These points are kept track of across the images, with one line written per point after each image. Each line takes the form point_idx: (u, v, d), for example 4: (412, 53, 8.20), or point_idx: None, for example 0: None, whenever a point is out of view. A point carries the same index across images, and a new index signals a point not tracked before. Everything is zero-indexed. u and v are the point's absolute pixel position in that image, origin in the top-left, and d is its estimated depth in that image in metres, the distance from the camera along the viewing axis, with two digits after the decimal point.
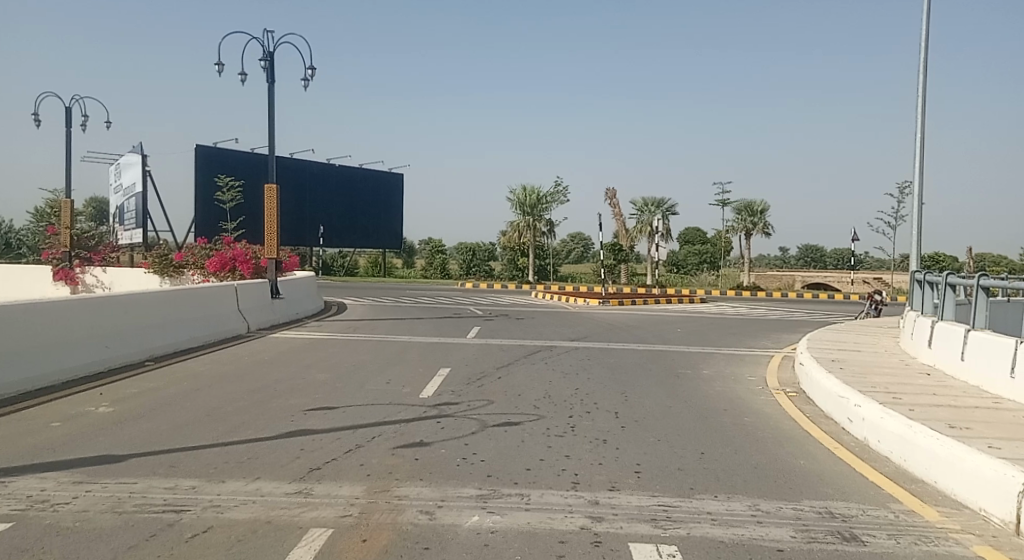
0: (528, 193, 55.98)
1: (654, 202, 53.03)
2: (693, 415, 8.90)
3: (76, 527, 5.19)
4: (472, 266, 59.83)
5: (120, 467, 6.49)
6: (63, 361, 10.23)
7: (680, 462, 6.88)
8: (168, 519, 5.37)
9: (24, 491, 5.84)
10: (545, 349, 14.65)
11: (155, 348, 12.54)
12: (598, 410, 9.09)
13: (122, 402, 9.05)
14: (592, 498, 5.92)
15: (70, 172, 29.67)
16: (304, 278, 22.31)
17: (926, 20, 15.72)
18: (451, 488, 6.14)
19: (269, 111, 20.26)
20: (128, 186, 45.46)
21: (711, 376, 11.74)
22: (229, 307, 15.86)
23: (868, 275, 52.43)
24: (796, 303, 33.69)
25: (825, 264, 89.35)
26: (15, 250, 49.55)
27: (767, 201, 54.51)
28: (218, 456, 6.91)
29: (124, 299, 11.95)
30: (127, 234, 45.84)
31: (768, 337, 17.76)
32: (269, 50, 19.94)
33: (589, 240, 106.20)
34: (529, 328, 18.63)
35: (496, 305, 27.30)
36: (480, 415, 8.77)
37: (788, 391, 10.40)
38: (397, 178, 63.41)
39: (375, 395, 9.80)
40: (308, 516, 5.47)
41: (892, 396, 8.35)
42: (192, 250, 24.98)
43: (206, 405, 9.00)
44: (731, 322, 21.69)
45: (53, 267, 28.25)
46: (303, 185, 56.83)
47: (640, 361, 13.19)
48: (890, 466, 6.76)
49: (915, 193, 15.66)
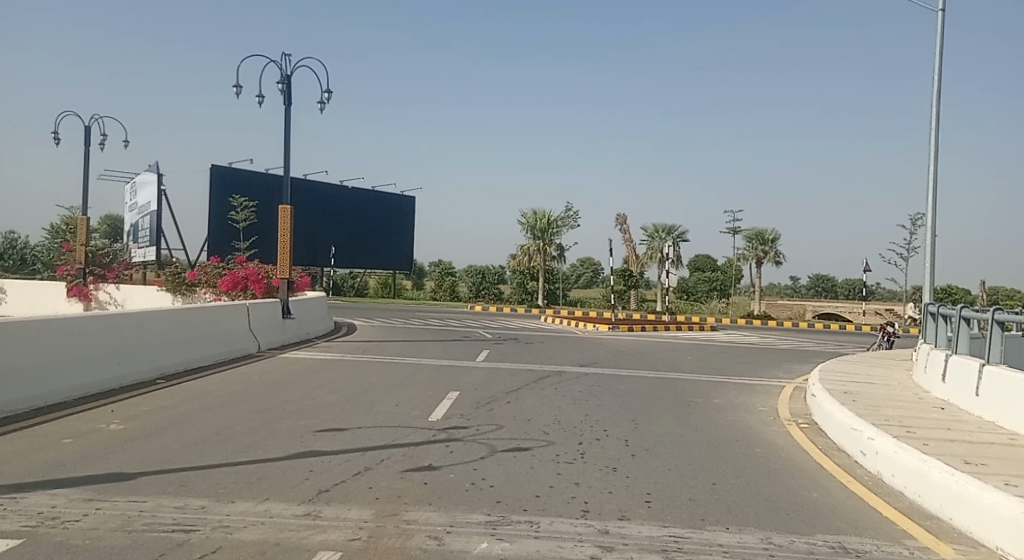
0: (539, 217, 56.43)
1: (665, 229, 53.34)
2: (704, 444, 8.84)
3: (87, 545, 5.19)
4: (482, 288, 60.27)
5: (129, 485, 6.48)
6: (78, 378, 10.34)
7: (691, 492, 6.83)
8: (177, 539, 5.36)
9: (35, 508, 5.85)
10: (554, 374, 14.64)
11: (167, 366, 12.60)
12: (608, 437, 9.07)
13: (132, 420, 9.05)
14: (602, 526, 5.89)
15: (86, 190, 29.92)
16: (316, 298, 22.41)
17: (941, 55, 15.78)
18: (460, 513, 6.12)
19: (285, 134, 20.44)
20: (143, 205, 45.84)
21: (722, 405, 11.65)
22: (240, 325, 15.93)
23: (881, 306, 52.13)
24: (809, 333, 33.63)
25: (836, 294, 89.05)
26: (30, 267, 49.98)
27: (779, 230, 54.44)
28: (229, 476, 6.91)
29: (139, 316, 12.07)
30: (140, 251, 46.12)
31: (779, 366, 17.66)
32: (286, 72, 20.30)
33: (598, 265, 106.15)
34: (539, 353, 18.64)
35: (504, 329, 27.32)
36: (489, 439, 8.76)
37: (800, 422, 10.33)
38: (409, 201, 64.12)
39: (384, 417, 9.80)
40: (317, 538, 5.45)
41: (906, 430, 8.29)
42: (205, 269, 25.15)
43: (217, 424, 9.01)
44: (742, 351, 21.60)
45: (66, 284, 28.38)
46: (317, 207, 57.23)
47: (650, 389, 13.14)
48: (904, 501, 6.67)
49: (928, 226, 15.60)
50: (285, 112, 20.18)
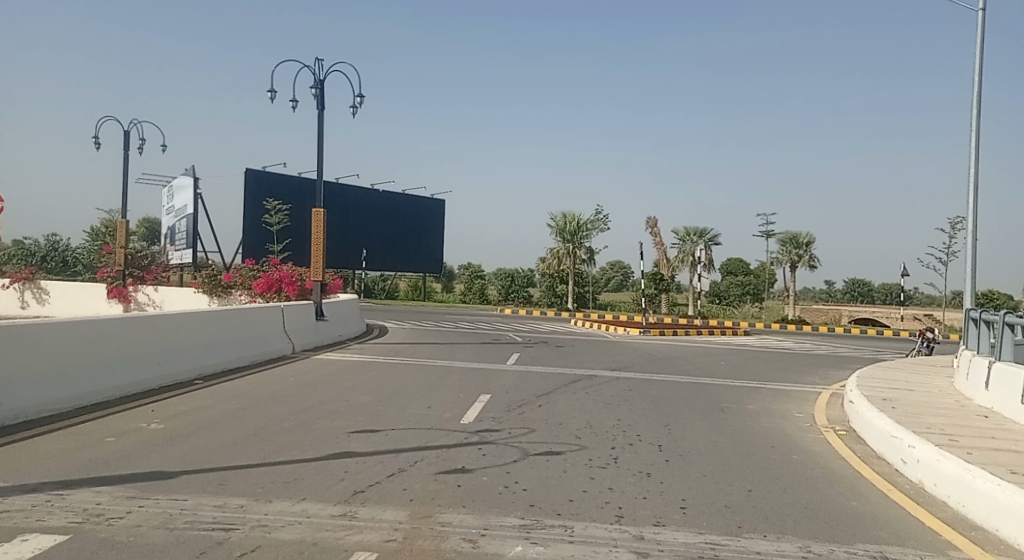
0: (568, 220, 56.31)
1: (697, 232, 52.97)
2: (740, 451, 8.76)
3: (130, 542, 5.28)
4: (511, 291, 60.30)
5: (170, 484, 6.59)
6: (120, 378, 10.56)
7: (726, 499, 6.77)
8: (217, 537, 5.44)
9: (81, 504, 5.97)
10: (586, 378, 14.60)
11: (205, 366, 12.80)
12: (641, 442, 9.03)
13: (172, 419, 9.21)
14: (637, 532, 5.86)
15: (126, 194, 30.45)
16: (348, 300, 22.61)
17: (981, 57, 15.52)
18: (494, 516, 6.13)
19: (319, 139, 20.67)
20: (179, 208, 46.53)
21: (756, 411, 11.55)
22: (275, 326, 16.12)
23: (919, 312, 51.24)
24: (844, 339, 33.16)
25: (873, 299, 87.76)
26: (71, 269, 50.89)
27: (814, 234, 53.78)
28: (266, 476, 6.99)
29: (178, 317, 12.28)
30: (178, 254, 46.82)
31: (813, 372, 17.45)
32: (320, 77, 20.53)
33: (628, 269, 105.82)
34: (571, 356, 18.63)
35: (535, 332, 27.32)
36: (522, 443, 8.78)
37: (838, 430, 10.19)
38: (440, 205, 64.49)
39: (417, 419, 9.86)
40: (353, 539, 5.50)
41: (949, 439, 8.15)
42: (240, 271, 25.51)
43: (254, 425, 9.13)
44: (775, 356, 21.37)
45: (106, 285, 28.90)
46: (350, 210, 57.73)
47: (683, 394, 13.05)
48: (947, 511, 6.56)
49: (969, 230, 15.33)
50: (319, 116, 20.40)
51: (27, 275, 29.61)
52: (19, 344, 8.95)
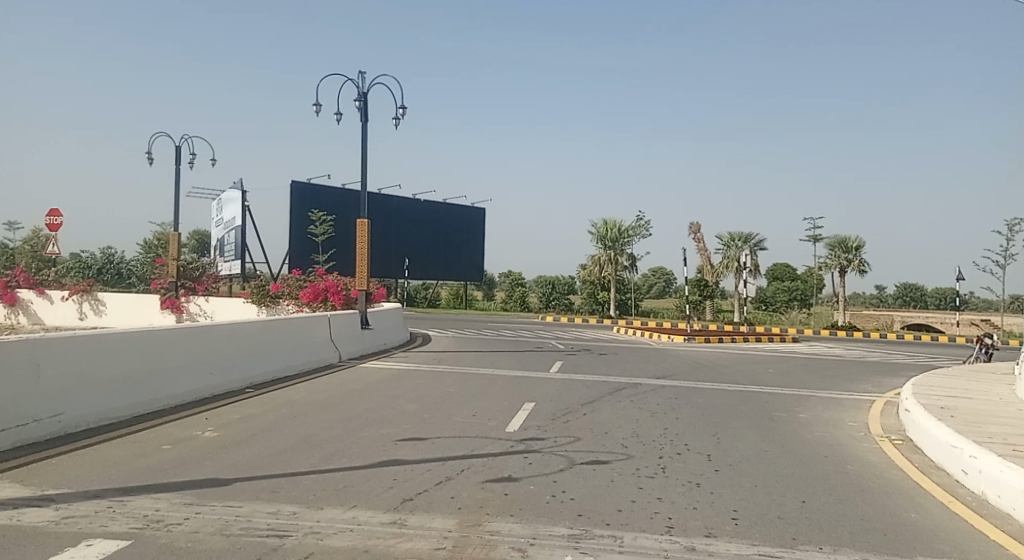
0: (609, 226, 56.39)
1: (742, 237, 52.37)
2: (792, 461, 8.63)
3: (190, 547, 5.41)
4: (552, 299, 60.26)
5: (225, 491, 6.73)
6: (175, 388, 10.81)
7: (780, 510, 6.68)
8: (272, 543, 5.54)
9: (141, 510, 6.14)
10: (632, 387, 14.52)
11: (255, 375, 13.03)
12: (689, 452, 8.95)
13: (225, 427, 9.40)
14: (688, 543, 5.82)
15: (178, 207, 31.18)
16: (392, 309, 22.82)
17: None
18: (542, 525, 6.14)
19: (363, 150, 20.93)
20: (229, 220, 47.45)
21: (808, 419, 11.36)
22: (322, 335, 16.34)
23: (975, 318, 49.92)
24: (897, 345, 32.45)
25: (926, 304, 85.71)
26: (125, 281, 52.17)
27: (864, 238, 52.74)
28: (317, 483, 7.10)
29: (229, 327, 12.53)
30: (227, 265, 47.74)
31: (865, 380, 17.11)
32: (364, 90, 20.79)
33: (672, 276, 105.10)
34: (615, 364, 18.53)
35: (578, 340, 27.27)
36: (568, 452, 8.76)
37: (893, 439, 9.97)
38: (479, 213, 64.55)
39: (463, 427, 9.91)
40: (403, 547, 5.55)
41: (1011, 449, 7.92)
42: (287, 282, 25.93)
43: (304, 433, 9.27)
44: (826, 363, 20.99)
45: (160, 297, 29.60)
46: (392, 220, 58.32)
47: (731, 402, 12.90)
48: (1012, 524, 6.38)
49: None
50: (363, 128, 20.67)
51: (85, 287, 30.31)
52: (80, 354, 9.22)
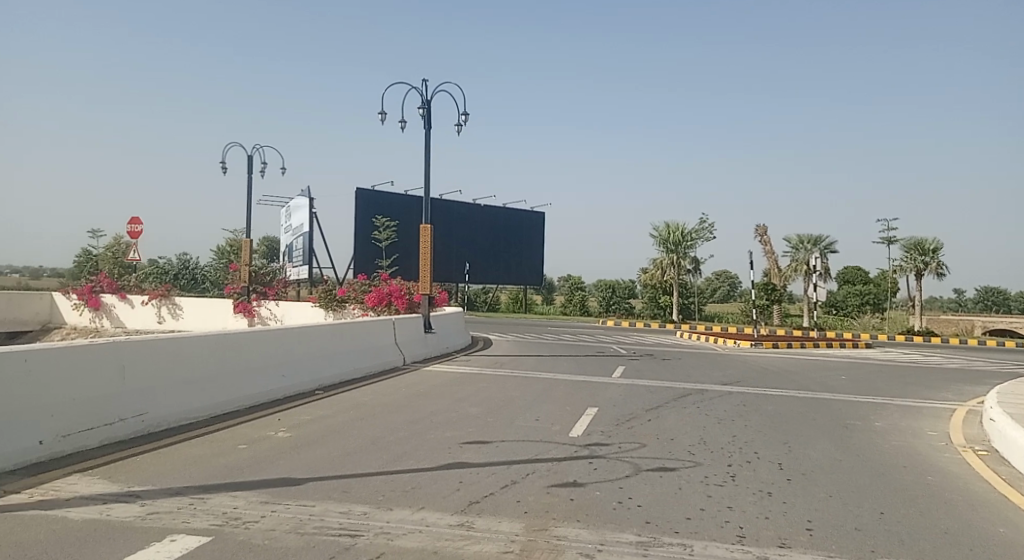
0: (672, 230, 55.56)
1: (811, 240, 51.03)
2: (867, 470, 8.39)
3: (266, 544, 5.55)
4: (612, 303, 59.28)
5: (299, 490, 6.88)
6: (249, 389, 11.10)
7: (856, 521, 6.51)
8: (344, 542, 5.65)
9: (219, 508, 6.32)
10: (698, 393, 14.32)
11: (325, 377, 13.30)
12: (760, 460, 8.77)
13: (297, 428, 9.61)
14: (761, 553, 5.71)
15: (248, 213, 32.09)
16: (454, 313, 23.02)
17: None
18: (610, 531, 6.10)
19: (426, 156, 21.17)
20: (297, 226, 48.58)
21: (883, 427, 11.03)
22: (387, 339, 16.57)
23: None
24: (977, 351, 31.24)
25: (1008, 308, 82.23)
26: (200, 286, 53.83)
27: (941, 239, 50.89)
28: (385, 484, 7.20)
29: (300, 330, 12.81)
30: (296, 270, 48.84)
31: (942, 387, 16.52)
32: (427, 96, 21.03)
33: (737, 280, 103.38)
34: (681, 370, 18.32)
35: (642, 345, 27.02)
36: (633, 458, 8.69)
37: (976, 449, 9.60)
38: (537, 217, 64.49)
39: (528, 431, 9.92)
40: (472, 549, 5.59)
41: None
42: (353, 286, 26.42)
43: (372, 434, 9.41)
44: (900, 370, 20.33)
45: (232, 301, 30.50)
46: (454, 225, 58.86)
47: (801, 409, 12.62)
48: None
49: None
50: (427, 135, 20.91)
51: (163, 292, 31.38)
52: (161, 356, 9.57)
